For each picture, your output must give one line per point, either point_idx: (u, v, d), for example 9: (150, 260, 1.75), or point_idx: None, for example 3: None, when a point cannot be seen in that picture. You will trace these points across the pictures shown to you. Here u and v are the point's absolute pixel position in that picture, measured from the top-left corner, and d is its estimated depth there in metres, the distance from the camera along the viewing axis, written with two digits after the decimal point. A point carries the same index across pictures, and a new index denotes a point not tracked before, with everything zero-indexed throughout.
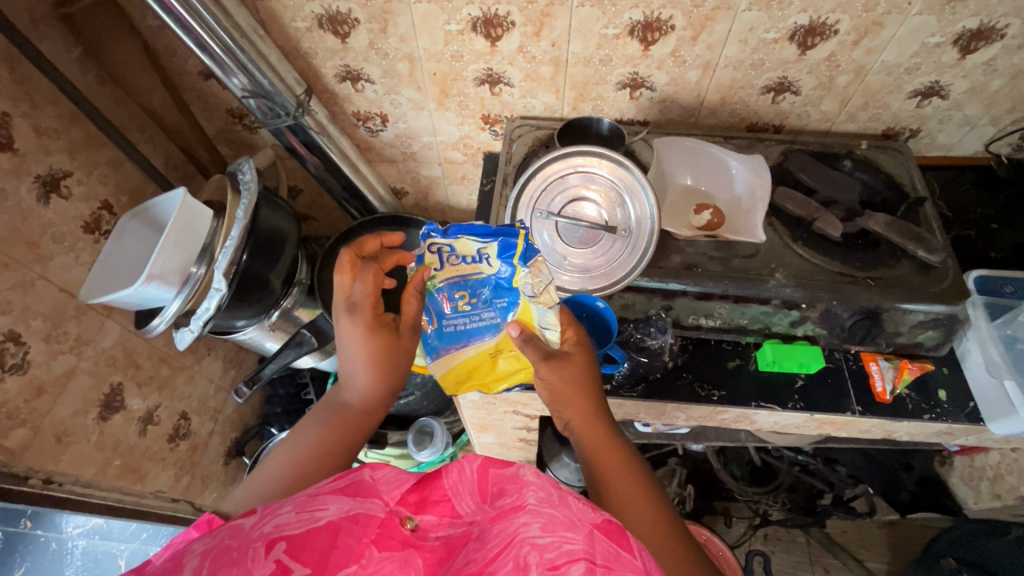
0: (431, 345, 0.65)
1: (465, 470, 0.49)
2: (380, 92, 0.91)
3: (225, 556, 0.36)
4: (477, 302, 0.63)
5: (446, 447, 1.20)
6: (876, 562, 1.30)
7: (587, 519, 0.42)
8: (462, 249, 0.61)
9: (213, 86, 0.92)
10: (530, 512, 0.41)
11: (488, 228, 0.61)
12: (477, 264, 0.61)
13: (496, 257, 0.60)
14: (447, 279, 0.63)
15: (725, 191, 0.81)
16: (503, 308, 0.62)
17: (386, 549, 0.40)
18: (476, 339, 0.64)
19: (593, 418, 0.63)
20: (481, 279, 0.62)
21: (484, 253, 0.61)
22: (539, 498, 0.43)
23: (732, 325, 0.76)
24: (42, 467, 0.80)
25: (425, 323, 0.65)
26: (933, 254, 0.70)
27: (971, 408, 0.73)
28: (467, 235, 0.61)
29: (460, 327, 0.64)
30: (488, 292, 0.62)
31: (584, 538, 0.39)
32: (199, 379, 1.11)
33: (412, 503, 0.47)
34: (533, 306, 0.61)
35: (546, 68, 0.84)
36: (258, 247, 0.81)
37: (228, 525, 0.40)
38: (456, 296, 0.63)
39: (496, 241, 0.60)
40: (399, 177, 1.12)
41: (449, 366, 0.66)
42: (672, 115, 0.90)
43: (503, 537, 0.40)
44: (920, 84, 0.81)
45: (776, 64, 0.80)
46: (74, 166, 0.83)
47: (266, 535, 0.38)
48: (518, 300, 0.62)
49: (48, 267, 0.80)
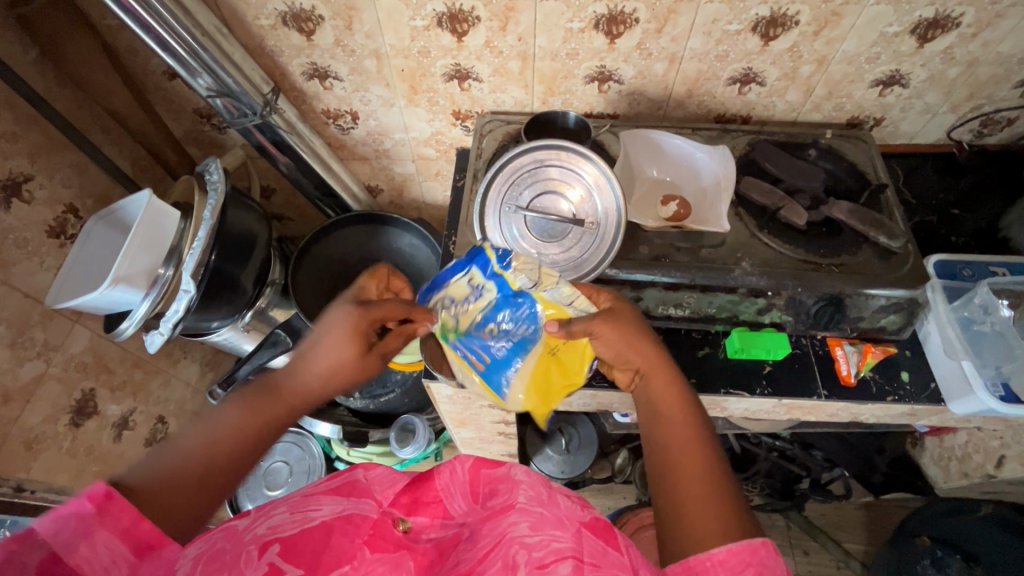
0: (495, 377, 0.65)
1: (456, 471, 0.51)
2: (349, 89, 0.91)
3: (218, 559, 0.36)
4: (504, 320, 0.63)
5: (429, 444, 1.21)
6: (854, 542, 1.33)
7: (574, 517, 0.43)
8: (458, 291, 0.64)
9: (178, 87, 0.91)
10: (519, 509, 0.43)
11: (460, 263, 0.65)
12: (479, 296, 0.63)
13: (483, 278, 0.63)
14: (467, 323, 0.64)
15: (690, 183, 0.82)
16: (528, 317, 0.62)
17: (379, 551, 0.40)
18: (527, 348, 0.63)
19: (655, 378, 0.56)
20: (493, 302, 0.63)
21: (474, 282, 0.64)
22: (528, 498, 0.44)
23: (701, 314, 0.76)
24: (10, 476, 0.79)
25: (476, 364, 0.66)
26: (893, 239, 0.72)
27: (933, 389, 0.74)
28: (455, 276, 0.65)
29: (507, 348, 0.63)
30: (507, 312, 0.63)
31: (573, 537, 0.39)
32: (175, 382, 1.11)
33: (405, 503, 0.47)
34: (546, 294, 0.61)
35: (514, 63, 0.84)
36: (227, 248, 0.80)
37: (221, 528, 0.40)
38: (482, 329, 0.64)
39: (474, 268, 0.64)
40: (373, 174, 1.11)
41: (525, 383, 0.65)
42: (640, 107, 0.91)
43: (493, 537, 0.40)
44: (881, 74, 0.83)
45: (740, 55, 0.81)
46: (35, 169, 0.81)
47: (261, 536, 0.38)
48: (535, 301, 0.61)
49: (10, 273, 0.78)
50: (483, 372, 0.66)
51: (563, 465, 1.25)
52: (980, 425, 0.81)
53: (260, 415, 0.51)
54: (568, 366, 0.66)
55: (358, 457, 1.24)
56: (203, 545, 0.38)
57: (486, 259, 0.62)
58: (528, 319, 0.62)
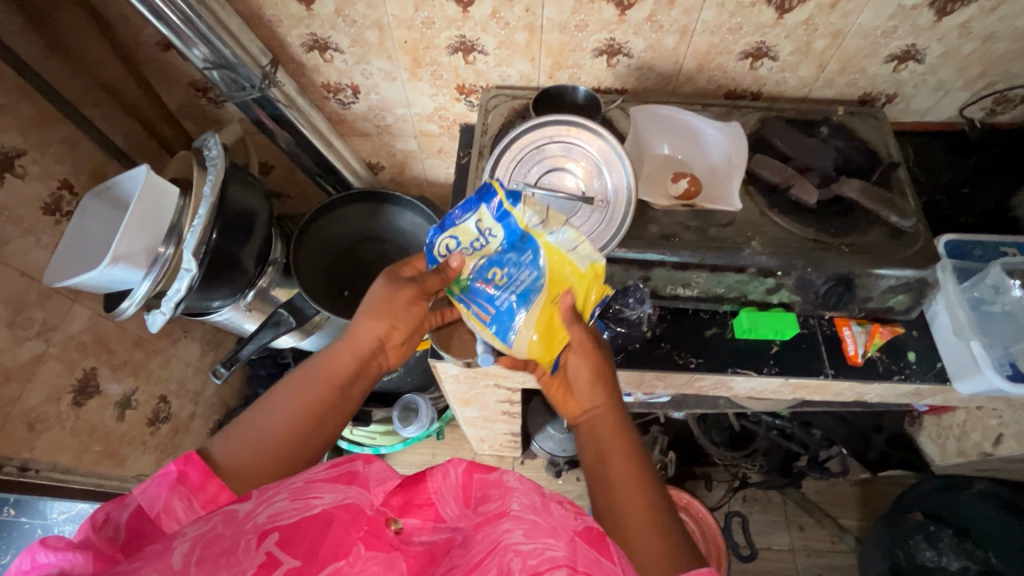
0: (502, 327, 0.63)
1: (449, 474, 0.49)
2: (350, 61, 0.88)
3: (214, 545, 0.35)
4: (507, 268, 0.61)
5: (431, 423, 1.21)
6: (848, 518, 1.36)
7: (568, 527, 0.41)
8: (465, 235, 0.60)
9: (173, 58, 0.88)
10: (513, 518, 0.42)
11: (470, 201, 0.59)
12: (484, 240, 0.60)
13: (493, 222, 0.59)
14: (474, 266, 0.61)
15: (701, 160, 0.80)
16: (530, 259, 0.60)
17: (373, 548, 0.41)
18: (530, 295, 0.61)
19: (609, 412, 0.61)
20: (496, 251, 0.60)
21: (484, 228, 0.59)
22: (522, 505, 0.43)
23: (710, 294, 0.76)
24: (15, 455, 0.78)
25: (485, 317, 0.64)
26: (906, 219, 0.71)
27: (938, 368, 0.74)
28: (462, 219, 0.60)
29: (512, 298, 0.61)
30: (511, 256, 0.60)
31: (567, 545, 0.39)
32: (176, 362, 1.10)
33: (396, 506, 0.47)
34: (550, 235, 0.59)
35: (521, 34, 0.81)
36: (228, 226, 0.79)
37: (223, 510, 0.39)
38: (483, 278, 0.62)
39: (485, 209, 0.59)
40: (374, 151, 1.08)
41: (532, 331, 0.62)
42: (649, 82, 0.89)
43: (487, 543, 0.40)
44: (896, 48, 0.81)
45: (753, 28, 0.79)
46: (26, 144, 0.79)
47: (261, 526, 0.37)
48: (537, 246, 0.60)
49: (6, 251, 0.76)
50: (492, 324, 0.64)
51: (564, 443, 1.27)
52: (980, 404, 0.82)
53: (320, 389, 0.59)
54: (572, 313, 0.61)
55: (361, 435, 1.25)
56: (202, 526, 0.37)
57: (497, 198, 0.58)
58: (528, 266, 0.60)
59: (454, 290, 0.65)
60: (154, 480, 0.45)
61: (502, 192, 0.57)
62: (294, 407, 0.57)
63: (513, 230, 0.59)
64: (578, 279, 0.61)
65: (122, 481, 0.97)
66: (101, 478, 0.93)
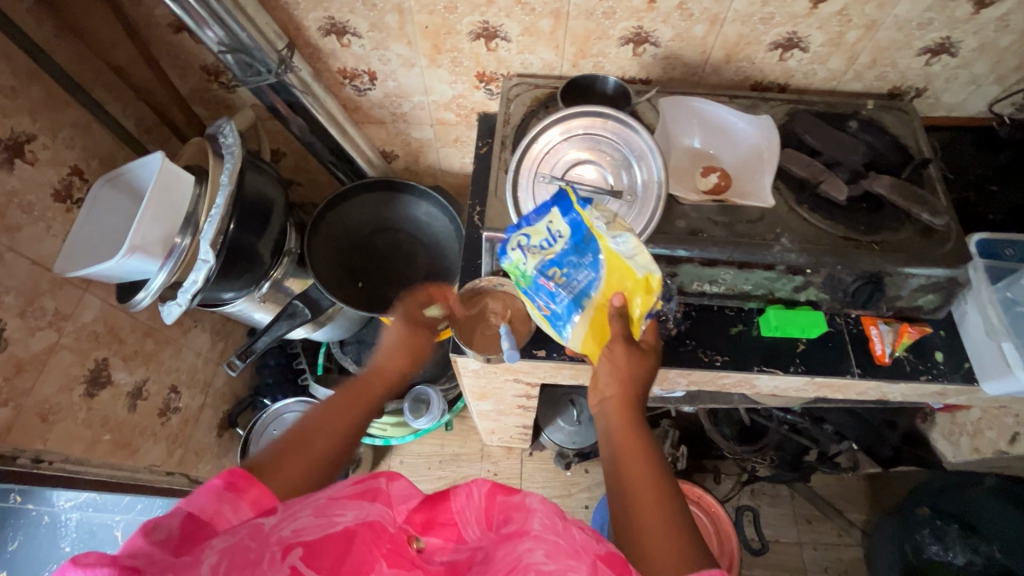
0: (560, 324, 0.66)
1: (472, 495, 0.48)
2: (367, 47, 0.85)
3: (243, 559, 0.34)
4: (568, 270, 0.63)
5: (442, 415, 1.21)
6: (856, 512, 1.36)
7: (592, 551, 0.38)
8: (536, 234, 0.62)
9: (185, 40, 0.85)
10: (534, 538, 0.39)
11: (544, 203, 0.62)
12: (552, 239, 0.62)
13: (562, 222, 0.61)
14: (537, 264, 0.63)
15: (730, 154, 0.78)
16: (591, 262, 0.62)
17: (396, 567, 0.39)
18: (587, 295, 0.63)
19: (624, 407, 0.58)
20: (560, 252, 0.62)
21: (554, 228, 0.62)
22: (544, 524, 0.41)
23: (736, 290, 0.74)
24: (28, 446, 0.77)
25: (544, 310, 0.67)
26: (936, 217, 0.70)
27: (966, 368, 0.74)
28: (536, 219, 0.62)
29: (571, 295, 0.63)
30: (573, 258, 0.62)
31: (589, 566, 0.36)
32: (187, 351, 1.08)
33: (419, 523, 0.48)
34: (612, 240, 0.59)
35: (546, 21, 0.79)
36: (244, 216, 0.77)
37: (249, 523, 0.38)
38: (546, 276, 0.63)
39: (557, 210, 0.61)
40: (388, 139, 1.06)
41: (586, 329, 0.64)
42: (675, 73, 0.87)
43: (507, 563, 0.38)
44: (931, 41, 0.79)
45: (786, 18, 0.77)
46: (37, 128, 0.77)
47: (286, 540, 0.36)
48: (598, 250, 0.61)
49: (17, 239, 0.74)
50: (549, 317, 0.67)
51: (574, 436, 1.27)
52: (1003, 404, 0.81)
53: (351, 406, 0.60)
54: (624, 312, 0.60)
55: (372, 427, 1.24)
56: (230, 538, 0.36)
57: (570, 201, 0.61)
58: (589, 268, 0.62)
59: (522, 286, 0.67)
60: (203, 489, 0.42)
61: (575, 196, 0.61)
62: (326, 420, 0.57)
63: (579, 231, 0.61)
64: (634, 282, 0.59)
65: (134, 472, 0.96)
66: (113, 469, 0.92)
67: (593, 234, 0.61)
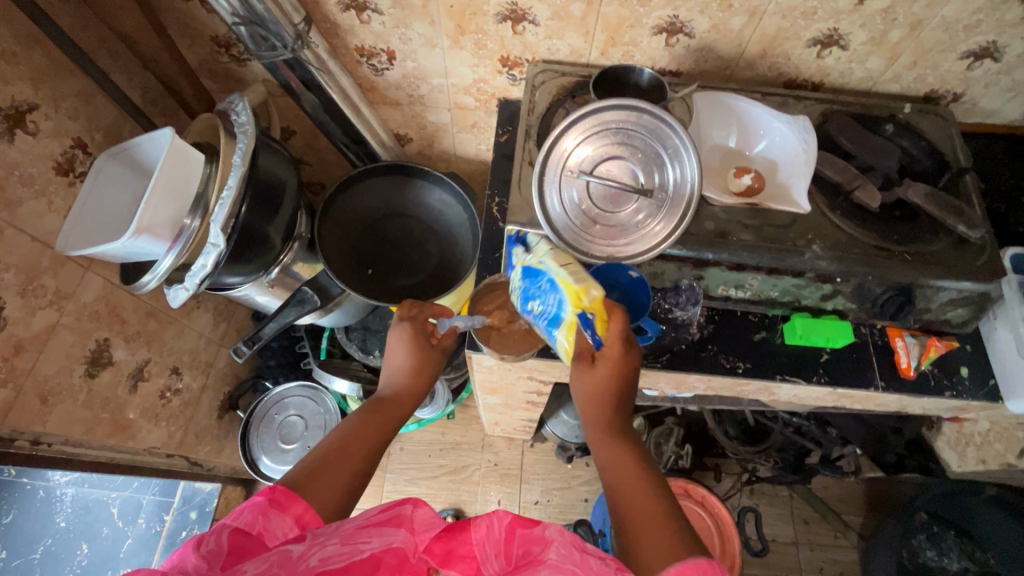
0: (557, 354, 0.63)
1: (493, 528, 0.46)
2: (388, 24, 0.81)
3: None
4: (534, 301, 0.62)
5: (447, 404, 1.23)
6: (853, 514, 1.37)
7: None
8: (511, 281, 0.67)
9: (195, 8, 0.80)
10: (550, 567, 0.40)
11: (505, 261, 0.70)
12: (513, 281, 0.66)
13: (514, 265, 0.66)
14: (516, 304, 0.66)
15: (763, 154, 0.76)
16: (540, 286, 0.61)
17: None
18: (552, 317, 0.60)
19: (601, 422, 0.59)
20: (521, 289, 0.64)
21: (514, 272, 0.67)
22: (561, 554, 0.41)
23: (762, 297, 0.73)
24: (29, 428, 0.75)
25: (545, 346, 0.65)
26: (972, 229, 0.68)
27: (991, 385, 0.73)
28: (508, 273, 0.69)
29: (542, 322, 0.62)
30: (528, 289, 0.63)
31: None
32: (189, 333, 1.06)
33: (439, 554, 0.46)
34: (542, 262, 0.61)
35: (577, 5, 0.75)
36: (256, 199, 0.74)
37: (277, 549, 0.39)
38: (526, 312, 0.64)
39: (511, 260, 0.68)
40: (404, 121, 1.02)
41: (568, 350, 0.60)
42: (707, 65, 0.83)
43: None
44: (976, 44, 0.76)
45: (828, 14, 0.73)
46: (39, 97, 0.73)
47: (314, 569, 0.38)
48: (542, 274, 0.61)
49: (16, 214, 0.71)
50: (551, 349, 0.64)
51: (576, 429, 1.26)
52: None
53: (372, 425, 0.59)
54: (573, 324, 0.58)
55: None
56: (260, 565, 0.38)
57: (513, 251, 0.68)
58: (541, 292, 0.61)
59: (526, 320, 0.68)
60: (247, 505, 0.45)
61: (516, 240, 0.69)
62: (348, 442, 0.56)
63: (523, 268, 0.64)
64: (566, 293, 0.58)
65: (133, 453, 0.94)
66: (113, 451, 0.90)
67: (530, 266, 0.63)
